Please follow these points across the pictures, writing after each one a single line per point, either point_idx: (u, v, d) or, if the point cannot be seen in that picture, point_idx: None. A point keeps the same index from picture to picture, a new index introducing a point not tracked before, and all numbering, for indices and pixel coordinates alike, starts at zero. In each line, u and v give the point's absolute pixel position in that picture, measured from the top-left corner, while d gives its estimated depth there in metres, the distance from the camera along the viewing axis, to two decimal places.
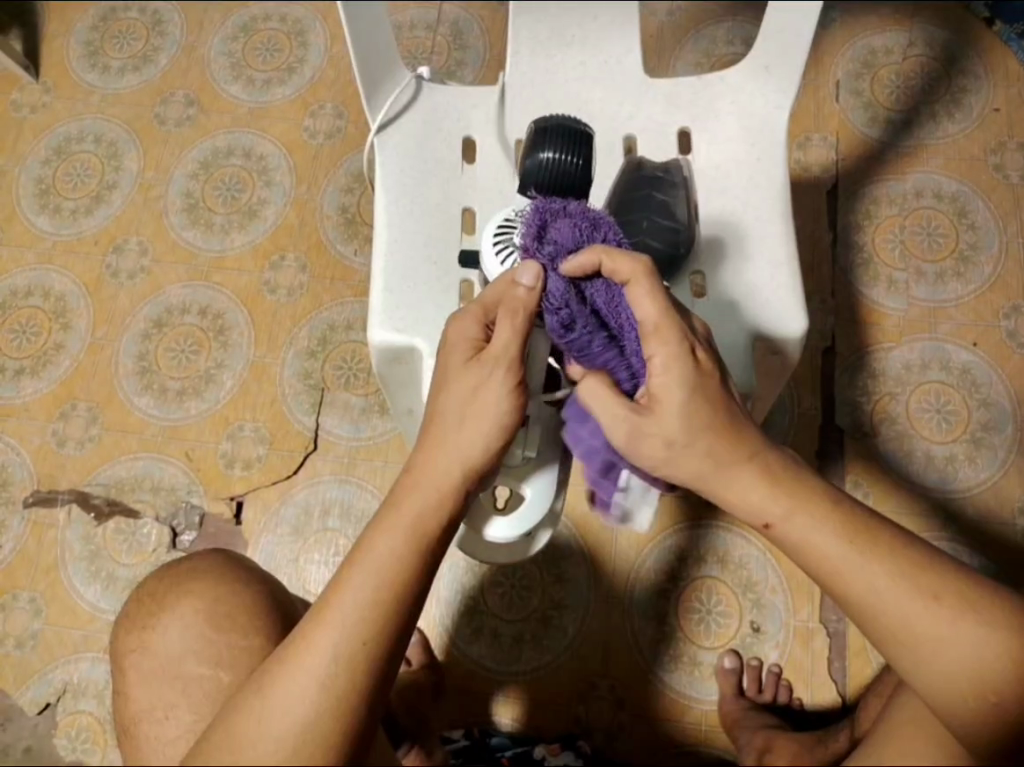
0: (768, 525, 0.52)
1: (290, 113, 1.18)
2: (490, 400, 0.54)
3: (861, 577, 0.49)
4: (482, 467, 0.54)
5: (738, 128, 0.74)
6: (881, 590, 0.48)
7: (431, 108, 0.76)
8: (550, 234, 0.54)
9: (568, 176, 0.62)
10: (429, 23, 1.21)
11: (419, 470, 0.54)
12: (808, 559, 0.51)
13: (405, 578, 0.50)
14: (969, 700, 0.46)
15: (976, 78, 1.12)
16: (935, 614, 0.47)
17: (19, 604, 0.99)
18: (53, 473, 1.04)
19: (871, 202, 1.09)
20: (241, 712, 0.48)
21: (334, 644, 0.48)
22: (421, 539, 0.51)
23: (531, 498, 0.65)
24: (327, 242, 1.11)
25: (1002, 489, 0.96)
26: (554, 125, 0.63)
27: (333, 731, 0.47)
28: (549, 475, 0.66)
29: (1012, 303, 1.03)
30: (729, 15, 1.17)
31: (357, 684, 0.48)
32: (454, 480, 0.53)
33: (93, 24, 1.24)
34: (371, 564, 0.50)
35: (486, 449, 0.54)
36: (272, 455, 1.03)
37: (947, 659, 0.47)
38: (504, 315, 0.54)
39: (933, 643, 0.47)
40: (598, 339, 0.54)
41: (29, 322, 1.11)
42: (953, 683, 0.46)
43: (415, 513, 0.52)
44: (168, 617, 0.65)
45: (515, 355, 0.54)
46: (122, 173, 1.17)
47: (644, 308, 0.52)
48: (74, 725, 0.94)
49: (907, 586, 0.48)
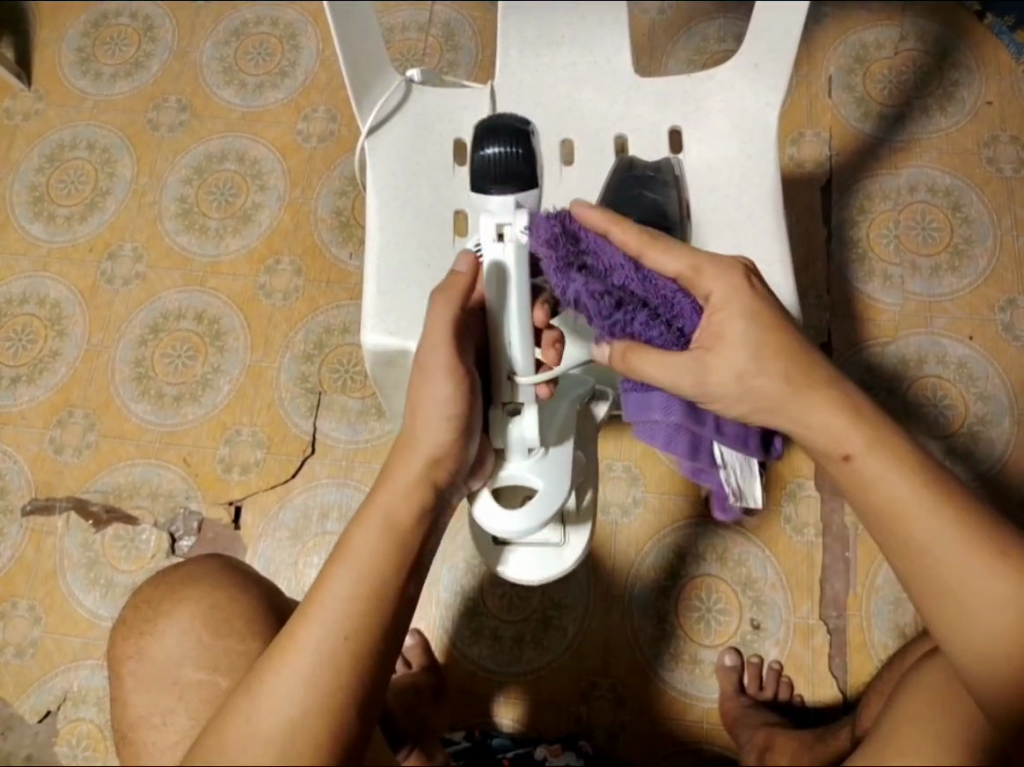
0: (847, 454, 0.54)
1: (284, 116, 1.18)
2: (435, 390, 0.56)
3: (926, 523, 0.51)
4: (444, 453, 0.56)
5: (729, 125, 0.74)
6: (942, 541, 0.51)
7: (421, 110, 0.76)
8: (556, 237, 0.54)
9: (519, 166, 0.56)
10: (421, 24, 1.21)
11: (391, 470, 0.56)
12: (876, 499, 0.53)
13: (385, 574, 0.51)
14: (1001, 665, 0.48)
15: (968, 71, 1.12)
16: (989, 574, 0.50)
17: (19, 612, 0.99)
18: (51, 481, 1.04)
19: (865, 197, 1.09)
20: (232, 712, 0.48)
21: (316, 640, 0.49)
22: (394, 532, 0.53)
23: (547, 490, 0.63)
24: (322, 245, 1.11)
25: (1000, 483, 0.96)
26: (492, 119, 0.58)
27: (321, 731, 0.47)
28: (563, 468, 0.64)
29: (1008, 296, 1.03)
30: (721, 12, 1.16)
31: (343, 683, 0.48)
32: (418, 473, 0.56)
33: (85, 30, 1.24)
34: (351, 560, 0.52)
35: (441, 435, 0.56)
36: (270, 459, 1.03)
37: (989, 621, 0.49)
38: (436, 306, 0.57)
39: (981, 604, 0.49)
40: (642, 319, 0.57)
41: (25, 330, 1.11)
42: (993, 648, 0.49)
43: (385, 509, 0.54)
44: (167, 622, 0.65)
45: (450, 342, 0.57)
46: (116, 179, 1.17)
47: (673, 262, 0.57)
48: (75, 733, 0.94)
49: (962, 543, 0.51)
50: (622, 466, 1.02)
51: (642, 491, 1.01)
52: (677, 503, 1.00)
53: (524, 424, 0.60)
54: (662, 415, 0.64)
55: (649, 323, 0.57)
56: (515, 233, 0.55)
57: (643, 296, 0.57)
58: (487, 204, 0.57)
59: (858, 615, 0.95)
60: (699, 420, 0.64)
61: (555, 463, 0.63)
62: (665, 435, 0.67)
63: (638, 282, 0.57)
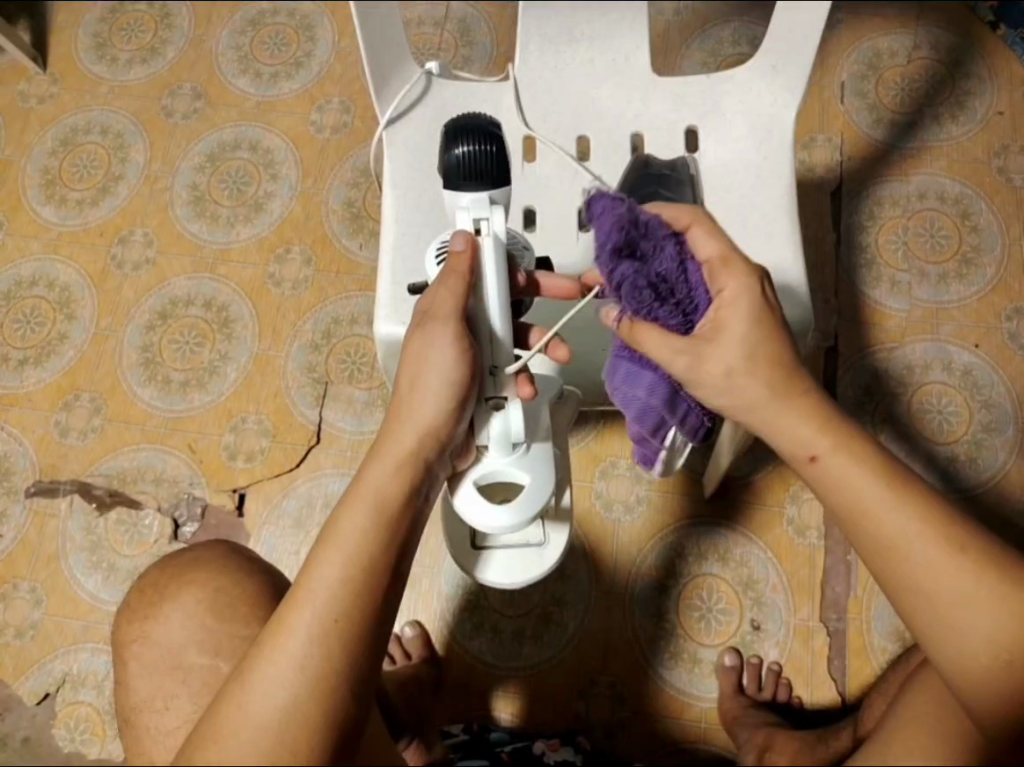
0: (814, 456, 0.54)
1: (297, 107, 1.18)
2: (437, 364, 0.54)
3: (892, 520, 0.51)
4: (441, 431, 0.54)
5: (746, 126, 0.74)
6: (911, 535, 0.50)
7: (440, 102, 0.76)
8: (611, 221, 0.51)
9: (487, 165, 0.56)
10: (437, 19, 1.21)
11: (383, 448, 0.55)
12: (845, 500, 0.53)
13: (374, 554, 0.51)
14: (976, 662, 0.47)
15: (980, 81, 1.13)
16: (951, 569, 0.49)
17: (19, 594, 0.99)
18: (55, 463, 1.04)
19: (875, 202, 1.09)
20: (226, 696, 0.48)
21: (307, 624, 0.49)
22: (384, 513, 0.52)
23: (532, 488, 0.57)
24: (332, 236, 1.11)
25: (1002, 490, 0.96)
26: (458, 123, 0.57)
27: (316, 711, 0.47)
28: (548, 468, 0.58)
29: (1014, 305, 1.03)
30: (736, 15, 1.17)
31: (335, 666, 0.48)
32: (412, 448, 0.54)
33: (102, 16, 1.25)
34: (339, 540, 0.51)
35: (442, 412, 0.54)
36: (275, 448, 1.03)
37: (965, 619, 0.48)
38: (441, 279, 0.55)
39: (955, 601, 0.49)
40: (666, 308, 0.55)
41: (33, 312, 1.11)
42: (972, 647, 0.48)
43: (373, 490, 0.53)
44: (171, 607, 0.65)
45: (456, 314, 0.54)
46: (128, 165, 1.17)
47: (706, 244, 0.57)
48: (73, 715, 0.94)
49: (933, 542, 0.50)
50: (627, 465, 1.03)
51: (645, 490, 1.01)
52: (680, 504, 1.01)
53: (509, 416, 0.56)
54: (645, 394, 0.61)
55: (672, 315, 0.55)
56: (493, 229, 0.56)
57: (676, 286, 0.55)
58: (459, 201, 0.57)
59: (858, 618, 0.95)
60: (675, 405, 0.62)
61: (539, 459, 0.58)
62: (638, 408, 0.63)
63: (677, 270, 0.55)
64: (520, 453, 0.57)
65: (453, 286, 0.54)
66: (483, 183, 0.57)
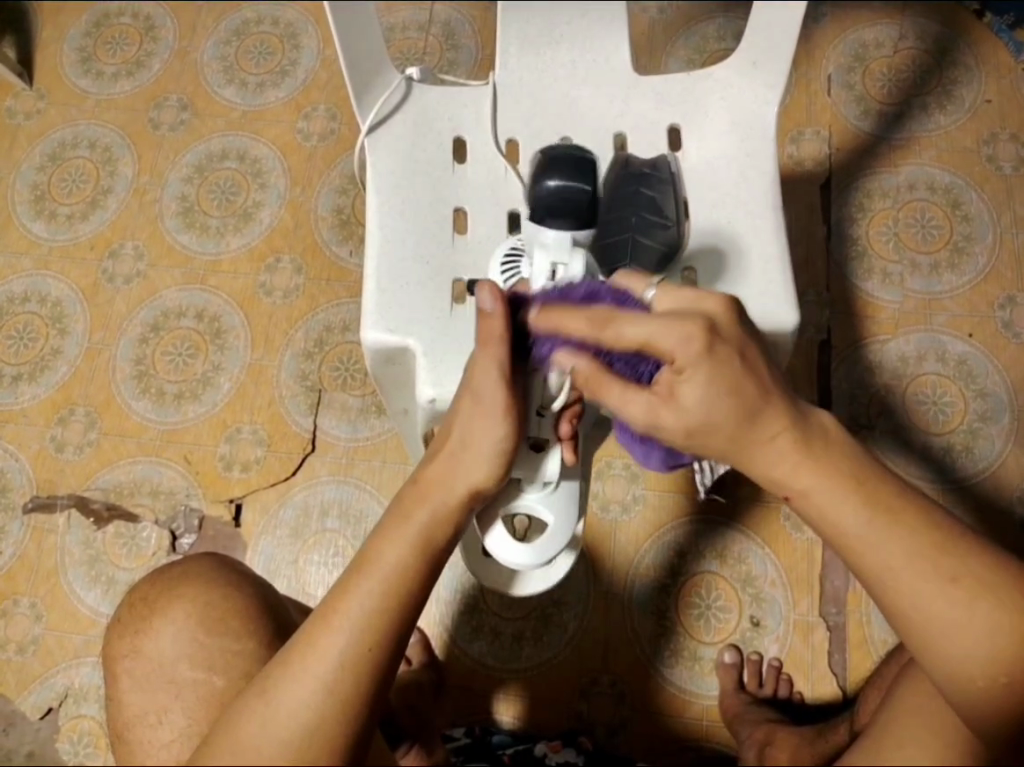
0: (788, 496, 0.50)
1: (284, 115, 1.18)
2: (488, 431, 0.55)
3: (883, 552, 0.47)
4: (485, 489, 0.56)
5: (728, 124, 0.74)
6: (901, 567, 0.47)
7: (423, 108, 0.76)
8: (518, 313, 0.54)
9: (576, 203, 0.57)
10: (421, 23, 1.21)
11: (428, 485, 0.55)
12: (827, 530, 0.49)
13: (408, 584, 0.51)
14: (976, 684, 0.46)
15: (968, 69, 1.12)
16: (941, 600, 0.46)
17: (20, 609, 0.99)
18: (52, 478, 1.04)
19: (864, 195, 1.09)
20: (242, 711, 0.48)
21: (339, 647, 0.48)
22: (424, 546, 0.52)
23: (555, 530, 0.64)
24: (322, 243, 1.11)
25: (1001, 479, 0.96)
26: (562, 155, 0.58)
27: (338, 731, 0.47)
28: (571, 511, 0.64)
29: (1007, 293, 1.03)
30: (720, 11, 1.17)
31: (362, 684, 0.48)
32: (460, 500, 0.55)
33: (87, 30, 1.25)
34: (378, 570, 0.51)
35: (490, 472, 0.56)
36: (270, 456, 1.03)
37: (960, 647, 0.46)
38: (484, 347, 0.54)
39: (944, 631, 0.46)
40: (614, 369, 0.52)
41: (26, 328, 1.11)
42: (968, 668, 0.46)
43: (420, 527, 0.53)
44: (161, 622, 0.65)
45: (503, 381, 0.54)
46: (117, 178, 1.17)
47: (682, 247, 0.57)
48: (76, 729, 0.95)
49: (921, 570, 0.47)
50: (622, 464, 1.03)
51: (643, 489, 1.01)
52: (677, 499, 1.00)
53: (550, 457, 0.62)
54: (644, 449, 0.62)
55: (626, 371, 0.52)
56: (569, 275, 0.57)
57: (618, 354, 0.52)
58: (542, 237, 0.58)
59: (858, 611, 0.95)
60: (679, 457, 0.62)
61: (564, 496, 0.64)
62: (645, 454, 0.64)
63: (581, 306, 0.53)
64: (551, 490, 0.63)
65: (495, 351, 0.54)
66: (567, 222, 0.57)
